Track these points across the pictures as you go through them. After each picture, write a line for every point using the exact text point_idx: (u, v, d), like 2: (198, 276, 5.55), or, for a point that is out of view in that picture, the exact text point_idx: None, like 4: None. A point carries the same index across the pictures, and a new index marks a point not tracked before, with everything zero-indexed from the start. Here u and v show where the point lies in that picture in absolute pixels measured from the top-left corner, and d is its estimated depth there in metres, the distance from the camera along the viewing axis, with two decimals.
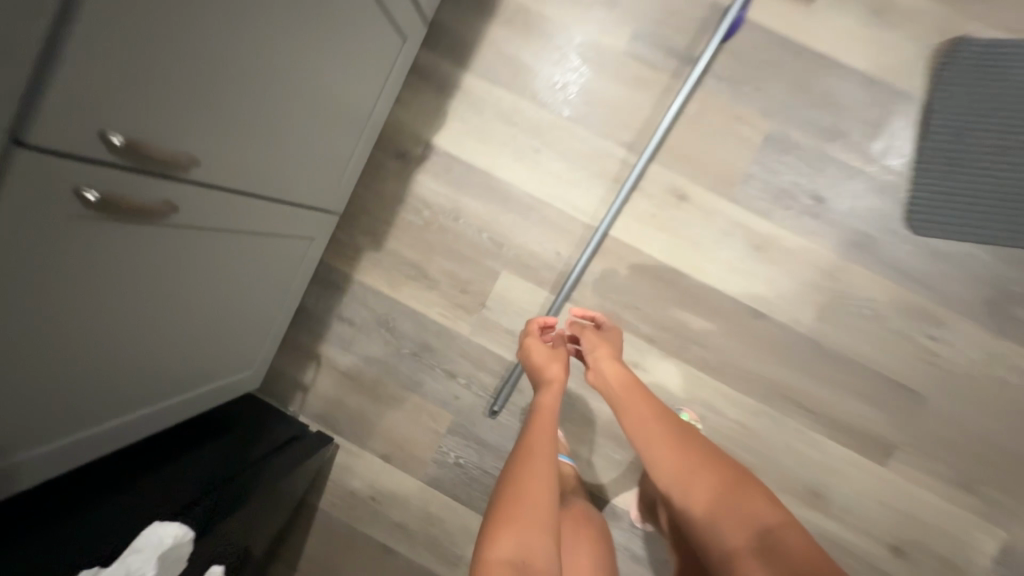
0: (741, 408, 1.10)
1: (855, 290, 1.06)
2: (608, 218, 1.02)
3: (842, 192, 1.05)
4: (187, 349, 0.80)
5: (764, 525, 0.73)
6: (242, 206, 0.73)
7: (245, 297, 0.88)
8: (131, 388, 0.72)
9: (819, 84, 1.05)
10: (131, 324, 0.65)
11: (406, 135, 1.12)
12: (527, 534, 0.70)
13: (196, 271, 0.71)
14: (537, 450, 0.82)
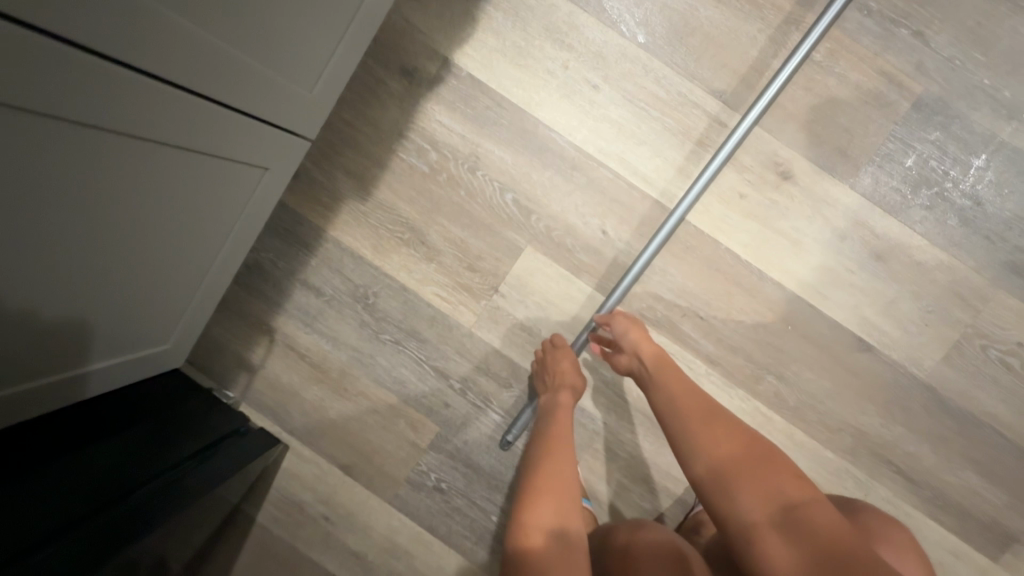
0: (817, 463, 0.83)
1: (999, 328, 0.78)
2: (690, 194, 0.71)
3: (1007, 194, 0.76)
4: (125, 298, 0.58)
5: (789, 495, 0.53)
6: (185, 106, 0.47)
7: (197, 235, 0.64)
8: (56, 346, 0.53)
9: (1004, 38, 0.75)
10: (35, 261, 0.44)
11: (417, 44, 0.81)
12: (565, 511, 0.57)
13: (126, 187, 0.48)
14: (562, 432, 0.68)
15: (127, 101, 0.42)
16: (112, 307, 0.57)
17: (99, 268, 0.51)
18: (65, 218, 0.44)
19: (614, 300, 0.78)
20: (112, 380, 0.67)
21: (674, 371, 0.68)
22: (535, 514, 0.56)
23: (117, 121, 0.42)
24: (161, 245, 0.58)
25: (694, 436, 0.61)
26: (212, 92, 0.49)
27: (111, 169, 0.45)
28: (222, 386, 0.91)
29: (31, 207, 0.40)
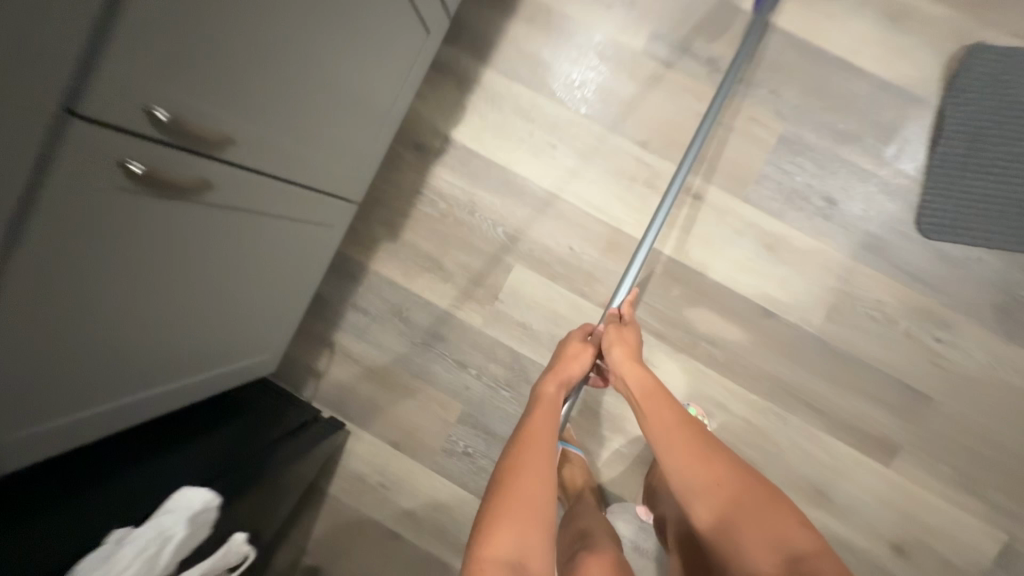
0: (747, 404, 1.10)
1: (863, 291, 1.07)
2: (657, 218, 0.96)
3: (853, 194, 1.07)
4: (237, 319, 0.88)
5: (793, 549, 0.65)
6: (282, 191, 0.78)
7: (264, 274, 0.88)
8: (198, 353, 0.81)
9: (834, 88, 1.07)
10: (199, 295, 0.73)
11: (425, 128, 1.14)
12: (525, 539, 0.62)
13: (243, 245, 0.77)
14: (540, 447, 0.73)
15: (256, 193, 0.72)
16: (229, 324, 0.86)
17: (214, 296, 0.77)
18: (215, 269, 0.73)
19: (620, 296, 0.99)
20: (220, 384, 0.94)
21: (663, 406, 0.81)
22: (493, 547, 0.61)
23: (249, 205, 0.72)
24: (258, 282, 0.87)
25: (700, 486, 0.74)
26: (302, 180, 0.82)
27: (240, 234, 0.74)
28: (297, 389, 1.21)
29: (206, 264, 0.70)
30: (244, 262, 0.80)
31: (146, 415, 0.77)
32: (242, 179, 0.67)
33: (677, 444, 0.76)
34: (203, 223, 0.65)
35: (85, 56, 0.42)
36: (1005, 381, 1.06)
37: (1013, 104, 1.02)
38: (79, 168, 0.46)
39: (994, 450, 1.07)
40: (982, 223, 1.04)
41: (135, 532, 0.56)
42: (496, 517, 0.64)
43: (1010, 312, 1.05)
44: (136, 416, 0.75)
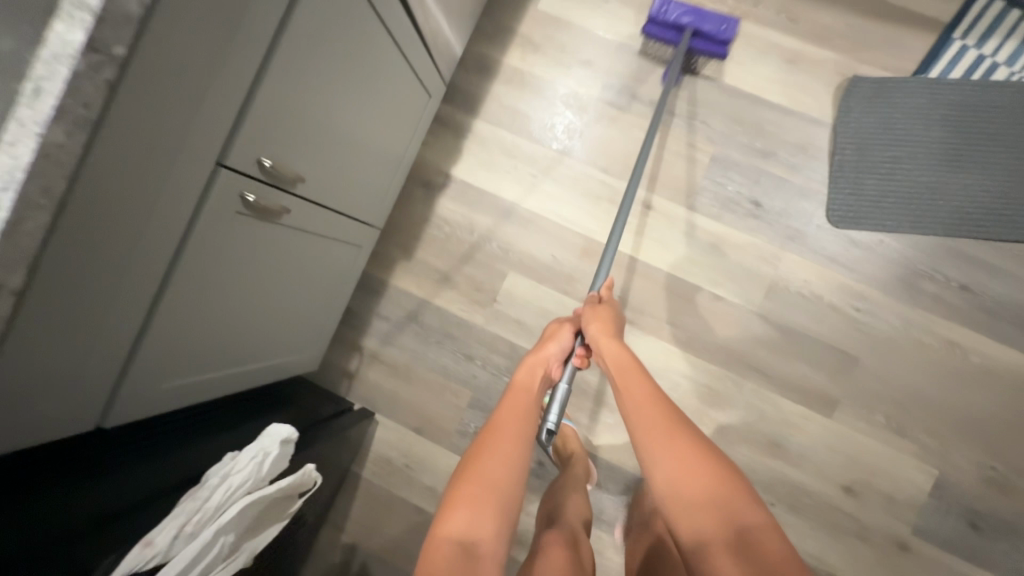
0: (708, 374, 1.33)
1: (793, 273, 1.32)
2: (623, 209, 1.17)
3: (775, 197, 1.34)
4: (295, 319, 1.13)
5: (742, 523, 0.67)
6: (329, 216, 1.05)
7: (314, 282, 1.13)
8: (268, 343, 1.06)
9: (750, 116, 1.35)
10: (269, 294, 0.99)
11: (430, 168, 1.43)
12: (477, 520, 0.70)
13: (301, 257, 1.03)
14: (508, 437, 0.82)
15: (313, 217, 0.99)
16: (290, 322, 1.11)
17: (279, 296, 1.03)
18: (281, 274, 0.99)
19: (597, 282, 1.20)
20: (282, 373, 1.18)
21: (637, 387, 0.87)
22: (446, 524, 0.70)
23: (307, 226, 0.99)
24: (310, 289, 1.13)
25: (679, 484, 0.73)
26: (343, 208, 1.10)
27: (300, 248, 1.01)
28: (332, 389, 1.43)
29: (275, 268, 0.96)
30: (300, 272, 1.06)
31: (234, 389, 1.01)
32: (305, 206, 0.95)
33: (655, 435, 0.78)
34: (276, 237, 0.92)
35: (231, 130, 0.70)
36: (916, 339, 1.29)
37: (889, 120, 1.30)
38: (218, 198, 0.73)
39: (915, 397, 1.28)
40: (876, 214, 1.30)
41: (241, 454, 0.76)
42: (453, 499, 0.73)
43: (911, 283, 1.29)
44: (229, 387, 0.99)
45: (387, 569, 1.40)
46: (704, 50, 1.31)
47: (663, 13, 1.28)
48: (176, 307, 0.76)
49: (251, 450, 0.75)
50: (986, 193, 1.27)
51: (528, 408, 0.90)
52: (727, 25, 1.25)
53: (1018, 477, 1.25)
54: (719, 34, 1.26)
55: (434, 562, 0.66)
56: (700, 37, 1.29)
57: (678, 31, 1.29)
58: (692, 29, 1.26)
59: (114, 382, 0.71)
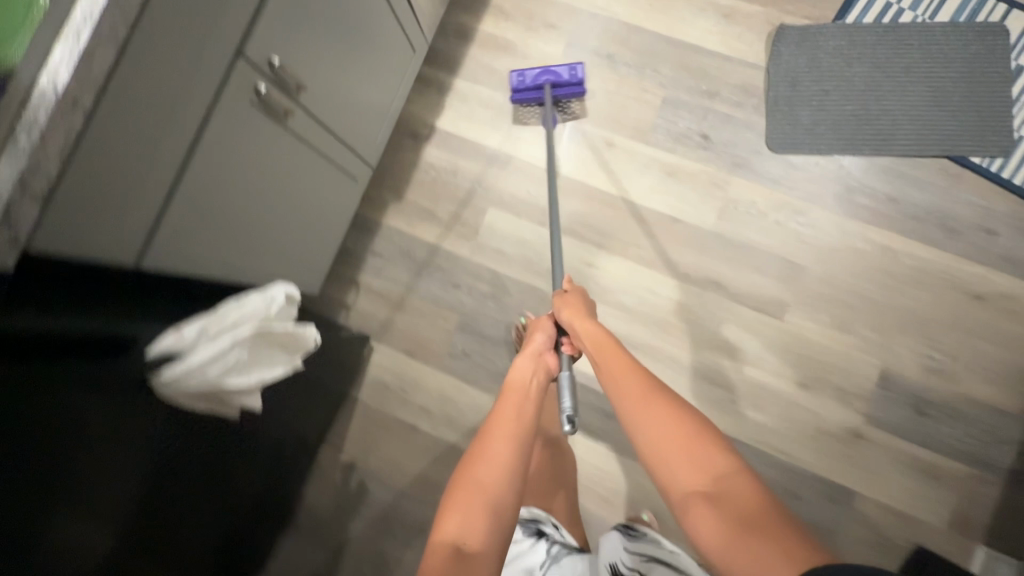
0: (672, 288, 1.47)
1: (740, 195, 1.48)
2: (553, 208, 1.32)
3: (721, 131, 1.51)
4: (301, 233, 1.28)
5: (715, 475, 0.71)
6: (328, 137, 1.22)
7: (317, 202, 1.29)
8: (277, 249, 1.21)
9: (695, 64, 1.54)
10: (278, 198, 1.14)
11: (417, 121, 1.61)
12: (466, 525, 0.77)
13: (305, 171, 1.19)
14: (498, 440, 0.88)
15: (314, 132, 1.16)
16: (297, 235, 1.26)
17: (287, 204, 1.18)
18: (288, 181, 1.15)
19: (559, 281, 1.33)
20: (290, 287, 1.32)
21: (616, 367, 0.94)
22: (442, 532, 0.77)
23: (309, 139, 1.15)
24: (313, 207, 1.28)
25: (661, 458, 0.76)
26: (340, 134, 1.27)
27: (304, 161, 1.17)
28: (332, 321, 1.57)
29: (283, 173, 1.12)
30: (305, 184, 1.21)
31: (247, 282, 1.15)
32: (307, 119, 1.12)
33: (636, 412, 0.83)
34: (284, 142, 1.08)
35: (249, 24, 0.87)
36: (853, 247, 1.44)
37: (814, 61, 1.49)
38: (237, 83, 0.90)
39: (856, 298, 1.42)
40: (810, 140, 1.47)
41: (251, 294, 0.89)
42: (448, 507, 0.80)
43: (846, 197, 1.45)
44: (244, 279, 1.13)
45: (384, 484, 1.50)
46: (569, 95, 1.51)
47: (522, 82, 1.47)
48: (200, 175, 0.91)
49: (256, 294, 0.88)
50: (904, 117, 1.45)
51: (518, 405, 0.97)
52: (576, 69, 1.46)
53: (955, 365, 1.38)
54: (574, 79, 1.47)
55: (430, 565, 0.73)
56: (561, 88, 1.49)
57: (538, 90, 1.49)
58: (550, 84, 1.46)
59: (149, 229, 0.85)
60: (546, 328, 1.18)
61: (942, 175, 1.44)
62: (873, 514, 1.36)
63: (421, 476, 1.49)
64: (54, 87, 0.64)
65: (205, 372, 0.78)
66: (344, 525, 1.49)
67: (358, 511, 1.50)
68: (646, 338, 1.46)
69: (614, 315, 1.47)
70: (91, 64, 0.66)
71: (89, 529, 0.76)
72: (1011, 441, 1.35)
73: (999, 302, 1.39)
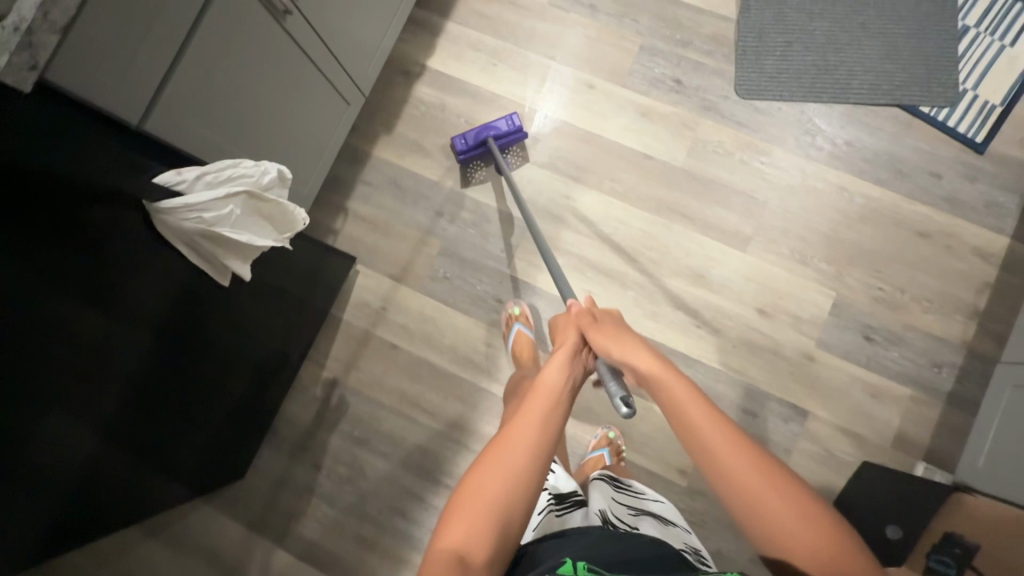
0: (644, 220, 1.57)
1: (709, 135, 1.59)
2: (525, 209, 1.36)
3: (694, 77, 1.62)
4: (293, 143, 1.34)
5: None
6: (322, 51, 1.29)
7: (310, 115, 1.36)
8: (270, 153, 1.27)
9: (672, 14, 1.65)
10: (273, 100, 1.20)
11: (410, 60, 1.70)
12: (472, 535, 0.67)
13: (299, 80, 1.26)
14: (518, 444, 0.75)
15: (309, 41, 1.23)
16: (290, 145, 1.33)
17: (281, 109, 1.24)
18: (284, 85, 1.21)
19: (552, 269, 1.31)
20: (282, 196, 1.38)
21: (708, 427, 0.77)
22: (445, 537, 0.68)
23: (304, 46, 1.22)
24: (305, 120, 1.35)
25: (776, 531, 0.70)
26: (334, 50, 1.34)
27: (299, 68, 1.24)
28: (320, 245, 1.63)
29: (280, 76, 1.19)
30: (299, 94, 1.28)
31: None
32: (303, 24, 1.19)
33: (733, 463, 0.74)
34: (281, 42, 1.15)
35: None
36: (812, 186, 1.55)
37: (780, 16, 1.61)
38: None
39: (813, 232, 1.53)
40: (774, 87, 1.58)
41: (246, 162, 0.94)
42: (452, 512, 0.70)
43: (805, 142, 1.57)
44: None
45: (363, 400, 1.54)
46: (511, 143, 1.57)
47: (465, 144, 1.53)
48: (201, 54, 0.97)
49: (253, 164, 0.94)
50: (859, 69, 1.57)
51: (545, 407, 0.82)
52: (513, 122, 1.54)
53: (900, 295, 1.50)
54: (513, 129, 1.53)
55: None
56: (502, 140, 1.56)
57: (480, 146, 1.55)
58: (492, 139, 1.52)
59: (153, 93, 0.91)
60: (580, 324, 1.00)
61: (893, 122, 1.56)
62: (824, 431, 1.45)
63: (399, 392, 1.54)
64: None
65: (202, 215, 0.85)
66: (322, 438, 1.53)
67: (337, 425, 1.54)
68: (617, 266, 1.55)
69: (588, 243, 1.56)
70: None
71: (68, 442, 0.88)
72: (949, 365, 1.46)
73: (940, 239, 1.51)
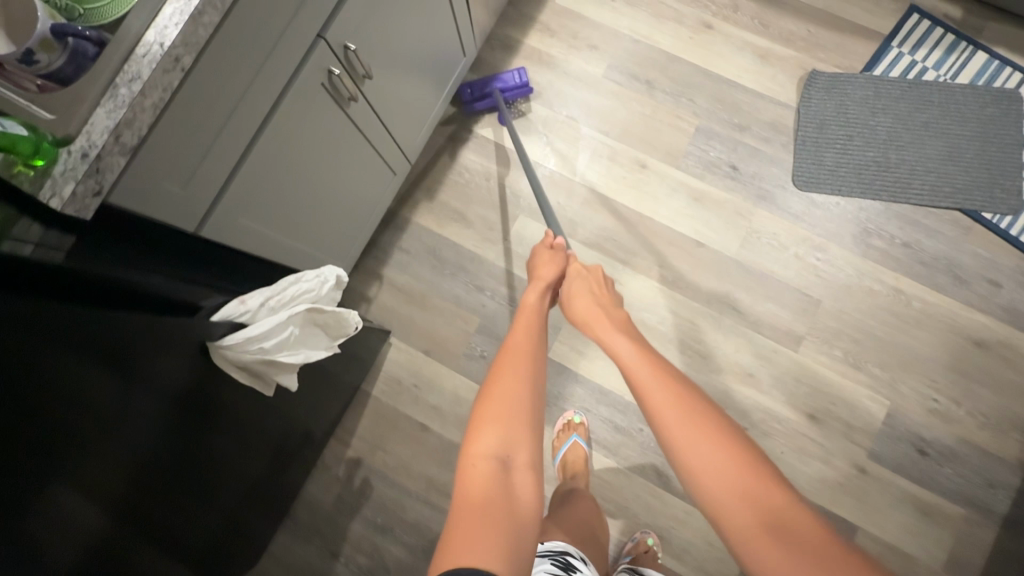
0: (692, 310, 1.50)
1: (764, 226, 1.54)
2: None
3: (750, 164, 1.57)
4: (348, 223, 1.26)
5: (779, 518, 0.60)
6: (381, 128, 1.23)
7: (366, 192, 1.28)
8: (324, 237, 1.20)
9: (729, 98, 1.61)
10: (332, 185, 1.14)
11: (457, 126, 1.65)
12: (510, 440, 0.69)
13: (357, 161, 1.19)
14: (520, 357, 0.79)
15: (370, 123, 1.18)
16: (344, 226, 1.25)
17: (339, 194, 1.17)
18: (343, 169, 1.15)
19: None
20: None
21: (657, 376, 0.76)
22: (478, 444, 0.68)
23: (364, 128, 1.16)
24: (362, 200, 1.28)
25: (707, 471, 0.65)
26: (393, 125, 1.28)
27: (358, 150, 1.17)
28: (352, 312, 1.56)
29: (340, 160, 1.12)
30: (356, 175, 1.21)
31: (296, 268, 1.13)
32: (365, 107, 1.13)
33: (678, 422, 0.69)
34: (344, 128, 1.08)
35: (334, 10, 0.91)
36: (868, 286, 1.50)
37: (840, 108, 1.57)
38: (314, 63, 0.91)
39: (867, 335, 1.48)
40: (833, 180, 1.54)
41: (305, 272, 0.88)
42: (478, 418, 0.71)
43: (862, 239, 1.52)
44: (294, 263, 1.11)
45: (389, 483, 1.46)
46: (517, 97, 1.60)
47: (471, 94, 1.57)
48: (266, 152, 0.91)
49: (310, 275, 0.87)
50: (921, 168, 1.53)
51: (536, 324, 0.90)
52: (520, 74, 1.57)
53: (957, 408, 1.44)
54: (519, 82, 1.56)
55: (472, 483, 0.64)
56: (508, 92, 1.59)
57: (487, 98, 1.58)
58: (498, 89, 1.55)
59: (212, 198, 0.84)
60: (560, 267, 1.04)
61: (953, 225, 1.51)
62: (874, 550, 1.38)
63: (427, 477, 1.46)
64: (160, 44, 0.65)
65: (262, 344, 0.79)
66: (341, 522, 1.44)
67: (359, 508, 1.45)
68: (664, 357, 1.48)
69: None
70: (198, 26, 0.67)
71: (74, 510, 0.64)
72: (1006, 486, 1.40)
73: (999, 351, 1.45)
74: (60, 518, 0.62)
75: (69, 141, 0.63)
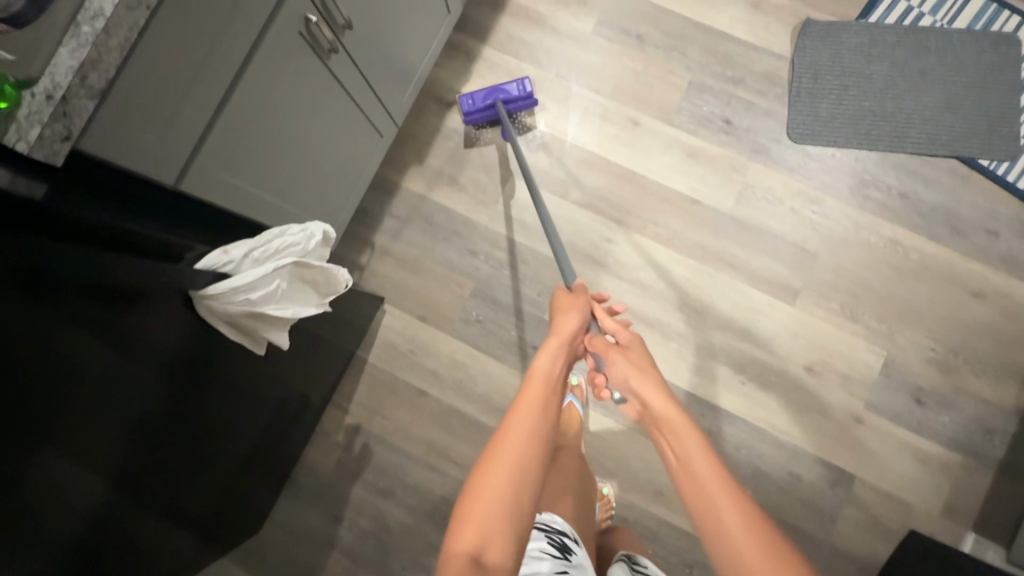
0: (688, 267, 1.49)
1: (759, 180, 1.52)
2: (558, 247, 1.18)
3: (743, 117, 1.54)
4: (334, 185, 1.24)
5: None
6: (365, 86, 1.20)
7: (351, 155, 1.26)
8: (310, 199, 1.17)
9: (722, 50, 1.57)
10: (315, 144, 1.11)
11: (444, 88, 1.61)
12: (488, 537, 0.64)
13: (341, 120, 1.16)
14: (519, 436, 0.73)
15: (353, 79, 1.14)
16: (330, 189, 1.23)
17: (323, 153, 1.15)
18: (326, 127, 1.12)
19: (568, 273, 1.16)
20: None
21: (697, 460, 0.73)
22: (459, 540, 0.64)
23: (347, 85, 1.12)
24: (348, 161, 1.26)
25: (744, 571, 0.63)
26: (377, 83, 1.24)
27: (341, 109, 1.14)
28: None
29: (323, 118, 1.09)
30: (341, 135, 1.18)
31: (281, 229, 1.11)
32: (346, 63, 1.09)
33: (725, 522, 0.67)
34: (325, 83, 1.05)
35: None
36: (865, 238, 1.48)
37: (835, 57, 1.54)
38: (290, 8, 0.87)
39: (863, 287, 1.47)
40: (827, 132, 1.52)
41: (292, 227, 0.86)
42: (465, 510, 0.66)
43: (859, 191, 1.50)
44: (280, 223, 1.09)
45: (388, 448, 1.46)
46: (520, 108, 1.52)
47: (472, 105, 1.47)
48: (244, 103, 0.88)
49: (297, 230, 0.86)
50: (918, 117, 1.50)
51: (548, 387, 0.81)
52: (524, 85, 1.48)
53: (954, 357, 1.44)
54: (524, 93, 1.48)
55: None
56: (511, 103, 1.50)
57: (489, 108, 1.49)
58: (500, 101, 1.46)
59: (190, 149, 0.81)
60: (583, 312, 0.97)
61: (951, 175, 1.49)
62: (871, 497, 1.39)
63: (427, 441, 1.46)
64: None
65: (248, 295, 0.78)
66: (343, 488, 1.45)
67: (360, 474, 1.46)
68: (660, 315, 1.47)
69: (629, 290, 1.48)
70: None
71: (76, 476, 0.65)
72: (1001, 433, 1.41)
73: (996, 300, 1.45)
74: (59, 480, 0.63)
75: (30, 83, 0.61)
